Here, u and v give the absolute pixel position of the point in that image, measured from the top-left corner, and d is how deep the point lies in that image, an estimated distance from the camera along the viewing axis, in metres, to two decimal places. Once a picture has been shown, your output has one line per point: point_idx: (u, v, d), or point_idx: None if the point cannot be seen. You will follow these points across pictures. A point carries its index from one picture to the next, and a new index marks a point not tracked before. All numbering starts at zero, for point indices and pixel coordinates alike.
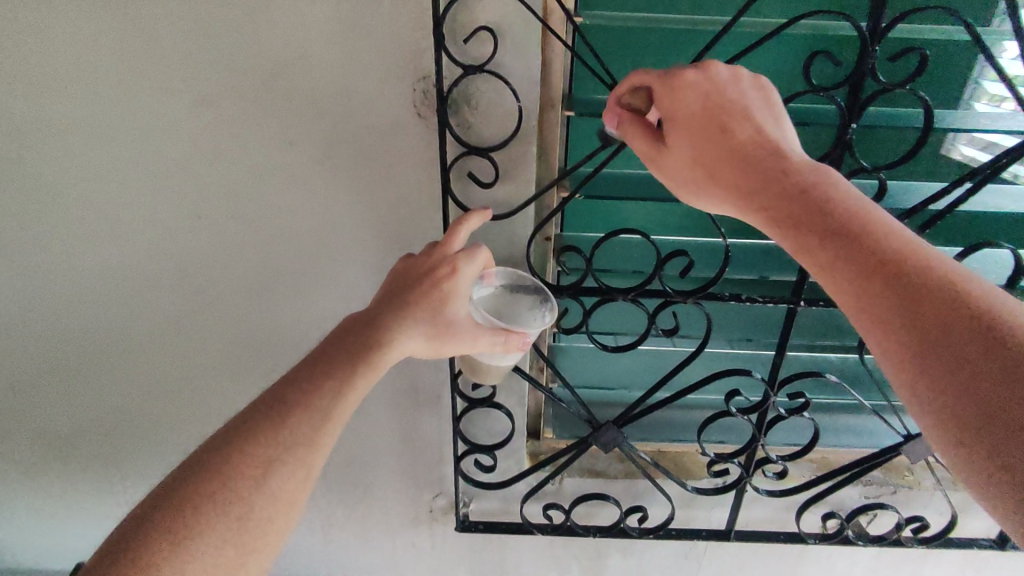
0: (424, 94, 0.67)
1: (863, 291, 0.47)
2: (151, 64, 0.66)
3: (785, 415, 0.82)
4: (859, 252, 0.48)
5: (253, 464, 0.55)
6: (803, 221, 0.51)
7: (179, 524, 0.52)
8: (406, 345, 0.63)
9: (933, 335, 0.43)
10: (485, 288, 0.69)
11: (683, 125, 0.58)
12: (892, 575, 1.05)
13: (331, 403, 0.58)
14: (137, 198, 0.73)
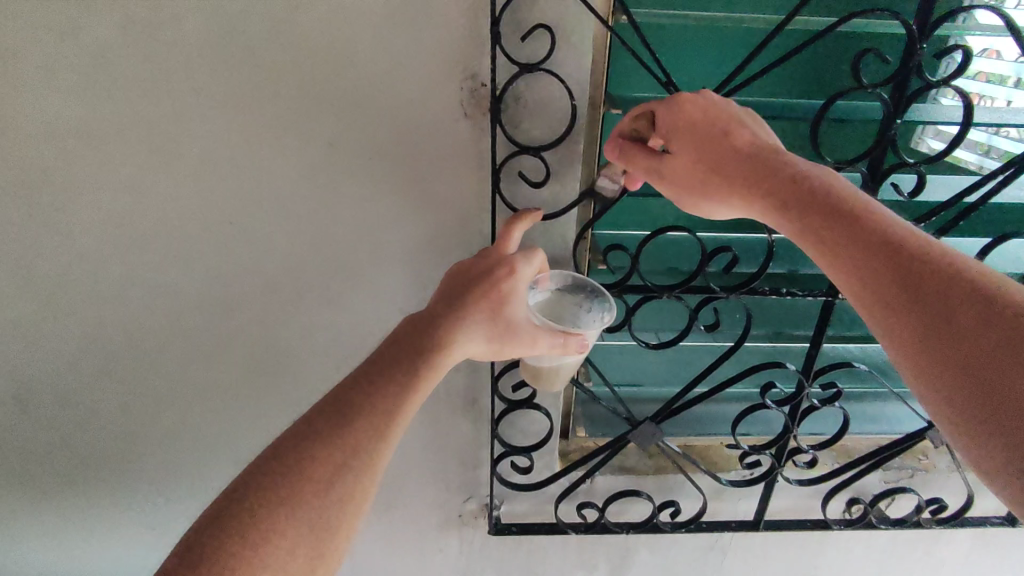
0: (472, 93, 0.66)
1: (883, 298, 0.48)
2: (185, 63, 0.63)
3: (818, 405, 0.83)
4: (870, 264, 0.49)
5: (322, 467, 0.54)
6: (816, 231, 0.52)
7: (253, 530, 0.51)
8: (467, 346, 0.63)
9: (958, 337, 0.45)
10: (542, 293, 0.71)
11: (685, 140, 0.58)
12: (905, 558, 1.08)
13: (396, 404, 0.57)
14: (165, 204, 0.70)
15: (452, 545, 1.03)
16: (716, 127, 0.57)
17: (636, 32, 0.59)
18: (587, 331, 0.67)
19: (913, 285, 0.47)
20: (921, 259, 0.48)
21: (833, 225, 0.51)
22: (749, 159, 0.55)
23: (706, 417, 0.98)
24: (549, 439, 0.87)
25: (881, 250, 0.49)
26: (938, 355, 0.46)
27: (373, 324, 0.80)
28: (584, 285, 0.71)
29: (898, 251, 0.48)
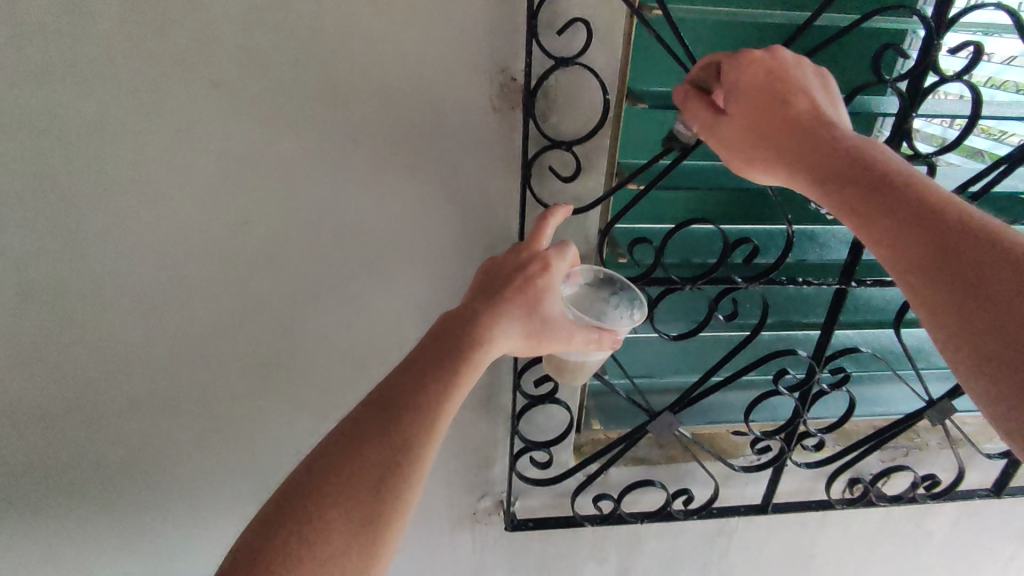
0: (502, 88, 0.65)
1: (932, 272, 0.47)
2: (204, 55, 0.60)
3: (827, 390, 0.85)
4: (923, 230, 0.48)
5: (369, 465, 0.50)
6: (871, 198, 0.50)
7: (303, 536, 0.47)
8: (505, 342, 0.60)
9: (1014, 316, 0.43)
10: (571, 288, 0.69)
11: (744, 98, 0.57)
12: (899, 533, 1.12)
13: (439, 398, 0.54)
14: (178, 202, 0.68)
15: (464, 542, 1.03)
16: (776, 92, 0.56)
17: (670, 23, 0.58)
18: (619, 328, 0.66)
19: (968, 261, 0.46)
20: (979, 236, 0.46)
21: (891, 194, 0.49)
22: (805, 123, 0.54)
23: (716, 407, 0.98)
24: (569, 433, 0.87)
25: (938, 223, 0.47)
26: (988, 334, 0.44)
27: (390, 321, 0.80)
28: (612, 280, 0.69)
29: (954, 226, 0.47)
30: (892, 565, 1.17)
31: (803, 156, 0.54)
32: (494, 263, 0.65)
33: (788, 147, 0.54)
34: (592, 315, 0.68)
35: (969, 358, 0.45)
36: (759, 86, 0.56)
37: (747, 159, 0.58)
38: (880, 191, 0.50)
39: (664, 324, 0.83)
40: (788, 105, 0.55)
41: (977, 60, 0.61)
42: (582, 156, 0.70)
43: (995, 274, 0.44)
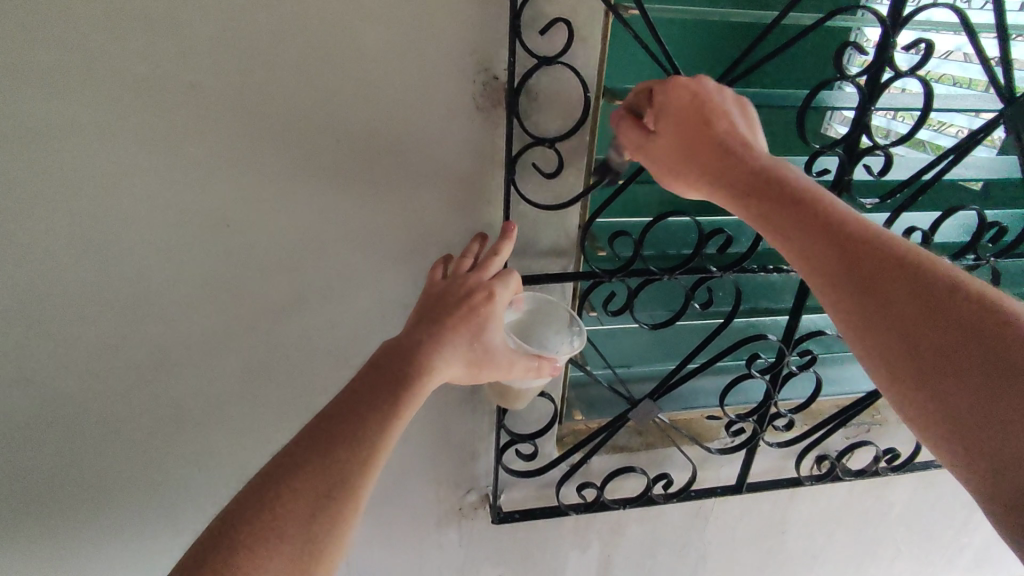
0: (484, 87, 0.66)
1: (851, 287, 0.50)
2: (180, 57, 0.59)
3: (797, 371, 0.89)
4: (846, 257, 0.51)
5: (326, 467, 0.51)
6: (794, 219, 0.52)
7: (258, 530, 0.49)
8: (445, 371, 0.60)
9: (935, 331, 0.48)
10: (515, 314, 0.73)
11: (673, 122, 0.57)
12: (863, 507, 1.18)
13: (393, 409, 0.55)
14: (157, 208, 0.66)
15: (451, 539, 1.04)
16: (701, 117, 0.56)
17: (646, 21, 0.60)
18: (558, 356, 0.70)
19: (881, 274, 0.50)
20: (889, 249, 0.50)
21: (807, 214, 0.52)
22: (727, 148, 0.55)
23: (692, 392, 1.02)
24: (552, 424, 0.89)
25: (853, 240, 0.51)
26: (902, 337, 0.49)
27: (376, 322, 0.80)
28: (553, 309, 0.75)
29: (867, 240, 0.51)
30: (859, 536, 1.23)
31: (728, 180, 0.55)
32: (439, 286, 0.65)
33: (714, 173, 0.56)
34: (533, 342, 0.72)
35: (896, 372, 0.50)
36: (686, 111, 0.57)
37: (676, 181, 0.59)
38: (798, 213, 0.52)
39: (643, 314, 0.86)
40: (712, 126, 0.56)
41: (929, 56, 0.65)
42: (563, 153, 0.71)
43: (909, 284, 0.49)
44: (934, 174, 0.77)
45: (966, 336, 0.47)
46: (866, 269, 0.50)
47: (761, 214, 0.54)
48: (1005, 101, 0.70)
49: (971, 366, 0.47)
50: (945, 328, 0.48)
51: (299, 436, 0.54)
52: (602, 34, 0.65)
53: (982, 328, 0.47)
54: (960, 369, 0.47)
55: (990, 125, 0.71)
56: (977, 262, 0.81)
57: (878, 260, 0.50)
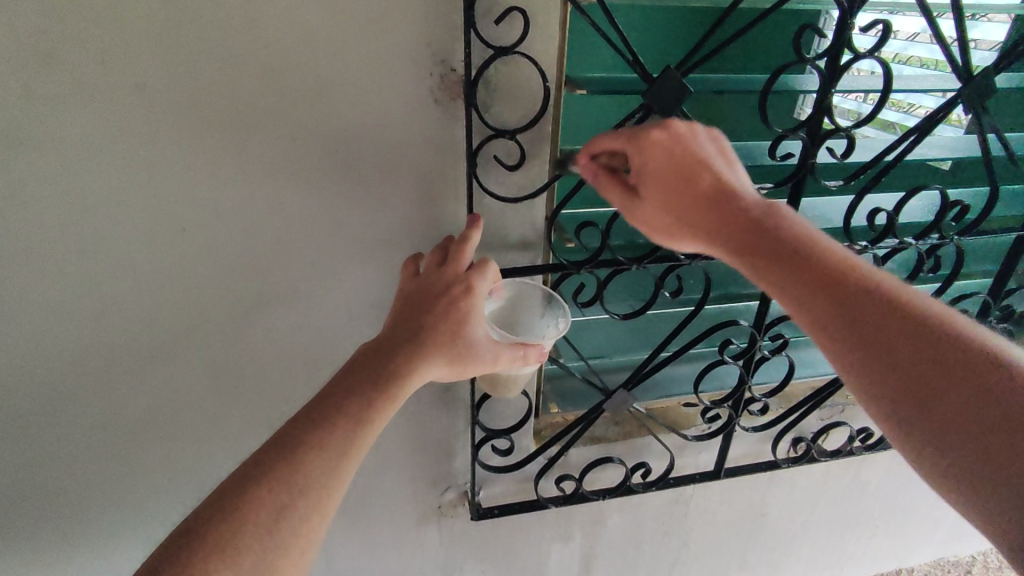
0: (442, 80, 0.65)
1: (857, 348, 0.51)
2: (121, 59, 0.57)
3: (768, 354, 0.90)
4: (836, 310, 0.52)
5: (294, 474, 0.50)
6: (792, 279, 0.53)
7: (220, 538, 0.48)
8: (429, 368, 0.59)
9: (929, 377, 0.49)
10: (497, 303, 0.74)
11: (654, 177, 0.57)
12: (840, 487, 1.20)
13: (367, 411, 0.55)
14: (106, 214, 0.64)
15: (432, 537, 1.03)
16: (682, 171, 0.56)
17: (603, 9, 0.59)
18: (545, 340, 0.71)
19: (883, 335, 0.51)
20: (889, 304, 0.51)
21: (805, 274, 0.53)
22: (714, 203, 0.55)
23: (667, 380, 1.02)
24: (527, 419, 0.89)
25: (854, 298, 0.52)
26: (900, 386, 0.50)
27: (343, 323, 0.79)
28: (534, 294, 0.75)
29: (864, 296, 0.52)
30: (837, 515, 1.25)
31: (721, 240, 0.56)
32: (416, 286, 0.64)
33: (710, 231, 0.56)
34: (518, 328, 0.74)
35: (897, 417, 0.51)
36: (666, 166, 0.56)
37: (671, 239, 0.59)
38: (799, 272, 0.53)
39: (615, 304, 0.85)
40: (693, 183, 0.56)
41: (887, 38, 0.65)
42: (525, 145, 0.70)
43: (898, 336, 0.50)
44: (896, 155, 0.77)
45: (973, 387, 0.48)
46: (854, 321, 0.51)
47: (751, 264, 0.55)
48: (963, 80, 0.71)
49: (987, 422, 0.48)
50: (956, 390, 0.49)
51: (265, 443, 0.53)
52: (560, 23, 0.64)
53: (989, 378, 0.49)
54: (957, 415, 0.48)
55: (947, 106, 0.71)
56: (941, 241, 0.82)
57: (879, 319, 0.51)
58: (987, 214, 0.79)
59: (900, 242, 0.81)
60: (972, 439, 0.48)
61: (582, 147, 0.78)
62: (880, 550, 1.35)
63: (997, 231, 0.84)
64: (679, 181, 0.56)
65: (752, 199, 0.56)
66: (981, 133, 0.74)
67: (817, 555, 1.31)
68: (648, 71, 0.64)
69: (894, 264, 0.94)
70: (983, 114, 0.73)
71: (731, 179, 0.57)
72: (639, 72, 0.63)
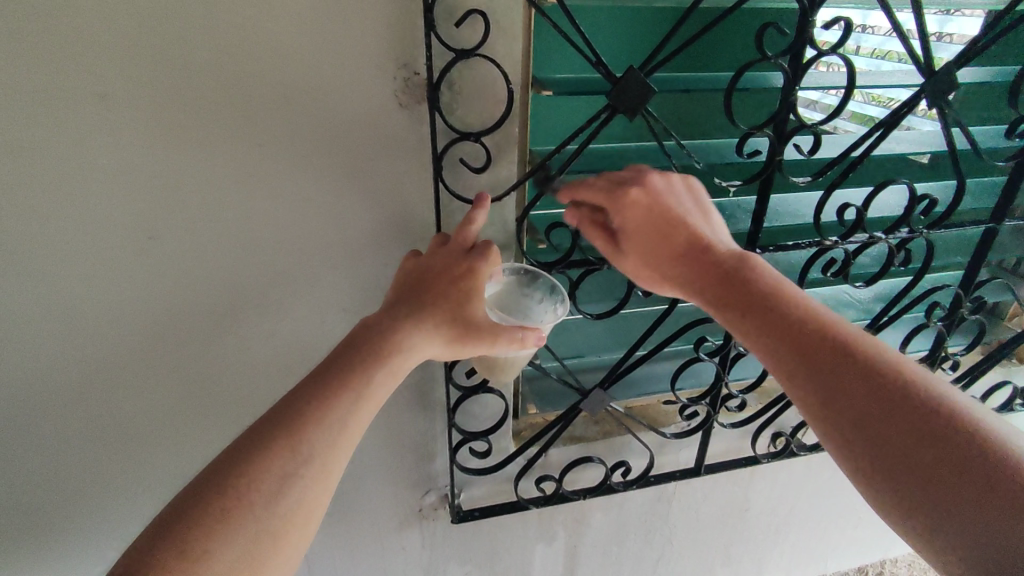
0: (406, 83, 0.65)
1: (817, 385, 0.54)
2: (76, 64, 0.56)
3: (744, 351, 0.90)
4: (792, 348, 0.56)
5: (273, 473, 0.50)
6: (758, 323, 0.58)
7: (194, 542, 0.46)
8: (425, 349, 0.61)
9: (882, 415, 0.51)
10: (495, 287, 0.70)
11: (634, 233, 0.65)
12: (821, 480, 1.21)
13: (351, 410, 0.54)
14: (68, 223, 0.63)
15: (413, 540, 1.03)
16: (659, 224, 0.64)
17: (565, 11, 0.60)
18: (543, 325, 0.67)
19: (842, 373, 0.53)
20: (850, 348, 0.54)
21: (772, 312, 0.57)
22: (687, 254, 0.63)
23: (645, 378, 1.02)
24: (505, 421, 0.89)
25: (814, 338, 0.55)
26: (852, 421, 0.52)
27: (315, 328, 0.78)
28: (535, 276, 0.71)
29: (829, 335, 0.55)
30: (819, 509, 1.26)
31: (694, 285, 0.62)
32: (418, 266, 0.64)
33: (683, 276, 0.63)
34: (516, 310, 0.69)
35: (852, 449, 0.52)
36: (644, 219, 0.64)
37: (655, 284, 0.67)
38: (761, 313, 0.58)
39: (587, 305, 0.85)
40: (670, 233, 0.64)
41: (848, 34, 0.66)
42: (491, 147, 0.70)
43: (853, 375, 0.53)
44: (863, 151, 0.77)
45: (927, 433, 0.50)
46: (812, 358, 0.55)
47: (719, 307, 0.61)
48: (925, 76, 0.72)
49: (938, 456, 0.49)
50: (909, 427, 0.50)
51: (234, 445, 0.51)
52: (522, 25, 0.64)
53: (942, 423, 0.50)
54: (912, 452, 0.50)
55: (912, 101, 0.72)
56: (910, 235, 0.83)
57: (839, 360, 0.54)
58: (954, 208, 0.80)
59: (870, 236, 0.82)
60: (919, 479, 0.50)
61: (551, 148, 0.78)
62: (862, 542, 1.36)
63: (966, 225, 0.85)
64: (656, 232, 0.64)
65: (724, 248, 0.62)
66: (945, 127, 0.74)
67: (800, 548, 1.32)
68: (611, 72, 0.64)
69: (866, 258, 0.95)
70: (947, 109, 0.73)
71: (706, 231, 0.64)
72: (602, 74, 0.64)
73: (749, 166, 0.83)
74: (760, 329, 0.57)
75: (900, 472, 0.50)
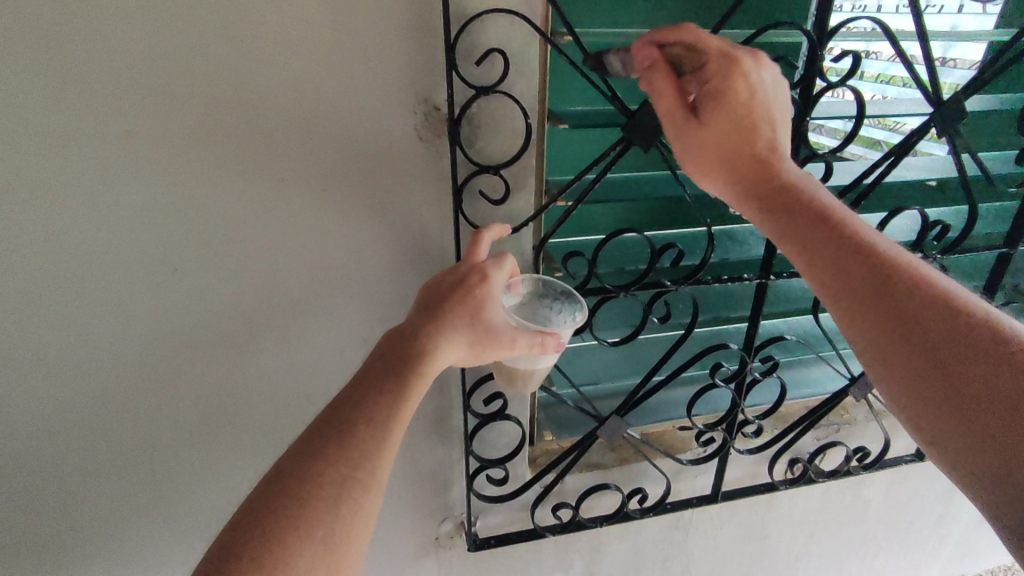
0: (426, 118, 0.67)
1: (874, 307, 0.54)
2: (114, 106, 0.59)
3: (760, 377, 0.90)
4: (853, 266, 0.55)
5: (328, 486, 0.49)
6: (819, 237, 0.57)
7: (267, 556, 0.45)
8: (449, 355, 0.59)
9: (939, 340, 0.52)
10: (513, 298, 0.69)
11: (721, 116, 0.57)
12: (841, 507, 1.19)
13: (392, 414, 0.53)
14: (100, 257, 0.65)
15: (430, 570, 1.02)
16: (750, 116, 0.57)
17: (581, 48, 0.62)
18: (563, 330, 0.65)
19: (899, 286, 0.54)
20: (913, 273, 0.54)
21: (831, 230, 0.57)
22: (760, 160, 0.59)
23: (660, 405, 1.02)
24: (521, 448, 0.89)
25: (879, 259, 0.55)
26: (909, 344, 0.53)
27: (335, 357, 0.79)
28: (551, 288, 0.71)
29: (892, 260, 0.55)
30: (839, 537, 1.24)
31: (757, 191, 0.59)
32: (434, 281, 0.64)
33: (748, 181, 0.59)
34: (535, 321, 0.67)
35: (898, 370, 0.54)
36: (738, 107, 0.57)
37: (711, 182, 0.62)
38: (822, 229, 0.57)
39: (603, 332, 0.86)
40: (751, 134, 0.58)
41: (856, 67, 0.67)
42: (509, 178, 0.72)
43: (916, 297, 0.53)
44: (874, 178, 0.79)
45: (979, 362, 0.51)
46: (875, 276, 0.54)
47: (780, 219, 0.59)
48: (933, 104, 0.73)
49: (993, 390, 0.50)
50: (966, 357, 0.51)
51: (276, 467, 0.50)
52: (539, 61, 0.66)
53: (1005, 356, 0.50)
54: (962, 381, 0.51)
55: (922, 129, 0.74)
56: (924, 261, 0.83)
57: (900, 281, 0.54)
58: (967, 233, 0.80)
59: None
60: (963, 419, 0.51)
61: (566, 178, 0.80)
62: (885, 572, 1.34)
63: (980, 249, 0.85)
64: (740, 125, 0.58)
65: (791, 163, 0.60)
66: (955, 154, 0.75)
67: None
68: (626, 105, 0.66)
69: None
70: (955, 136, 0.75)
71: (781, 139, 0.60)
72: (617, 107, 0.66)
73: None
74: (818, 241, 0.57)
75: (946, 399, 0.52)
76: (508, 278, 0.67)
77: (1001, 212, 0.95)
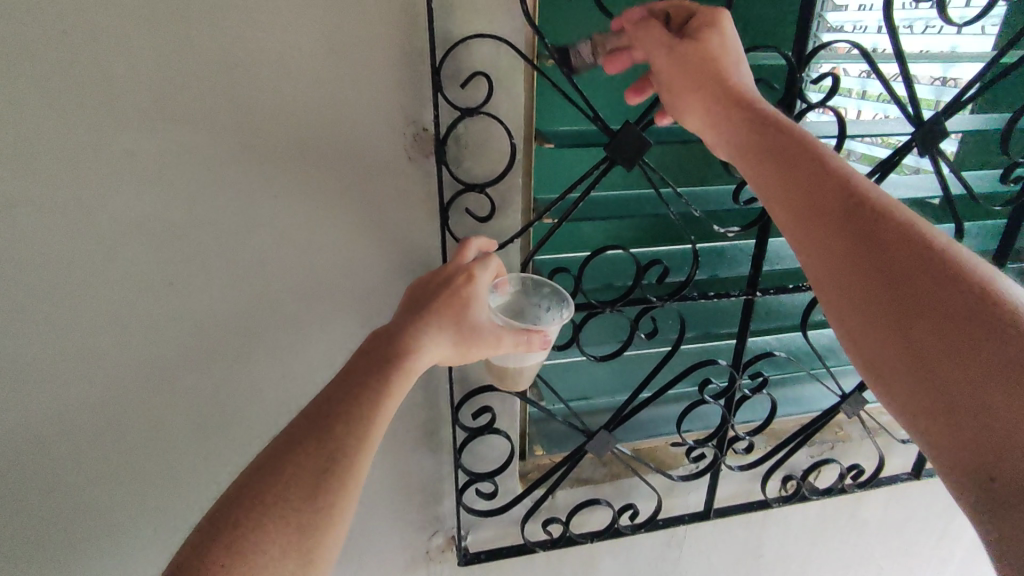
0: (414, 138, 0.69)
1: (846, 227, 0.52)
2: (114, 125, 0.61)
3: (748, 394, 0.91)
4: (829, 191, 0.54)
5: (304, 480, 0.50)
6: (794, 163, 0.56)
7: (241, 544, 0.47)
8: (433, 351, 0.61)
9: (910, 265, 0.50)
10: (501, 297, 0.71)
11: (703, 50, 0.61)
12: (837, 526, 1.18)
13: (372, 413, 0.54)
14: (97, 270, 0.67)
15: None
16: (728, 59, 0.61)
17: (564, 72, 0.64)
18: (550, 327, 0.67)
19: (871, 212, 0.52)
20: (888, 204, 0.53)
21: (808, 158, 0.56)
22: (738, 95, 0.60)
23: (651, 420, 1.02)
24: (510, 462, 0.89)
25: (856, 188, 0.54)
26: (883, 268, 0.50)
27: (327, 369, 0.81)
28: (539, 284, 0.72)
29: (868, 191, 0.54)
30: (836, 556, 1.23)
31: (734, 120, 0.59)
32: (422, 279, 0.66)
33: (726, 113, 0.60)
34: (523, 320, 0.69)
35: (870, 296, 0.51)
36: (716, 51, 0.61)
37: (690, 117, 0.63)
38: (797, 157, 0.56)
39: (591, 348, 0.87)
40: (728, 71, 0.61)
41: (835, 90, 0.69)
42: (496, 196, 0.74)
43: (891, 225, 0.51)
44: None
45: (951, 290, 0.48)
46: (852, 201, 0.53)
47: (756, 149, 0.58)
48: (913, 123, 0.74)
49: (963, 321, 0.47)
50: (941, 285, 0.48)
51: (255, 467, 0.51)
52: (524, 83, 0.68)
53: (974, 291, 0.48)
54: (932, 310, 0.48)
55: (903, 148, 0.75)
56: None
57: (875, 208, 0.52)
58: None
59: None
60: (936, 350, 0.47)
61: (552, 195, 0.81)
62: None
63: None
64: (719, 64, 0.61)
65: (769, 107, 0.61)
66: (936, 171, 0.76)
67: None
68: (608, 126, 0.67)
69: None
70: (937, 155, 0.75)
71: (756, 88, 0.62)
72: (600, 127, 0.67)
73: (746, 211, 0.86)
74: (793, 164, 0.56)
75: (920, 328, 0.48)
76: (495, 277, 0.69)
77: (992, 228, 0.96)
